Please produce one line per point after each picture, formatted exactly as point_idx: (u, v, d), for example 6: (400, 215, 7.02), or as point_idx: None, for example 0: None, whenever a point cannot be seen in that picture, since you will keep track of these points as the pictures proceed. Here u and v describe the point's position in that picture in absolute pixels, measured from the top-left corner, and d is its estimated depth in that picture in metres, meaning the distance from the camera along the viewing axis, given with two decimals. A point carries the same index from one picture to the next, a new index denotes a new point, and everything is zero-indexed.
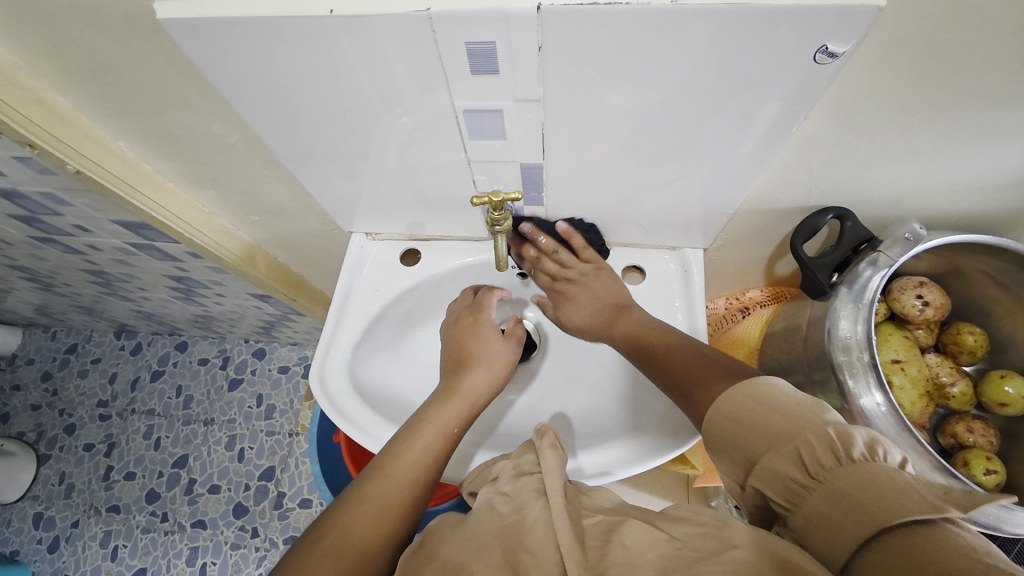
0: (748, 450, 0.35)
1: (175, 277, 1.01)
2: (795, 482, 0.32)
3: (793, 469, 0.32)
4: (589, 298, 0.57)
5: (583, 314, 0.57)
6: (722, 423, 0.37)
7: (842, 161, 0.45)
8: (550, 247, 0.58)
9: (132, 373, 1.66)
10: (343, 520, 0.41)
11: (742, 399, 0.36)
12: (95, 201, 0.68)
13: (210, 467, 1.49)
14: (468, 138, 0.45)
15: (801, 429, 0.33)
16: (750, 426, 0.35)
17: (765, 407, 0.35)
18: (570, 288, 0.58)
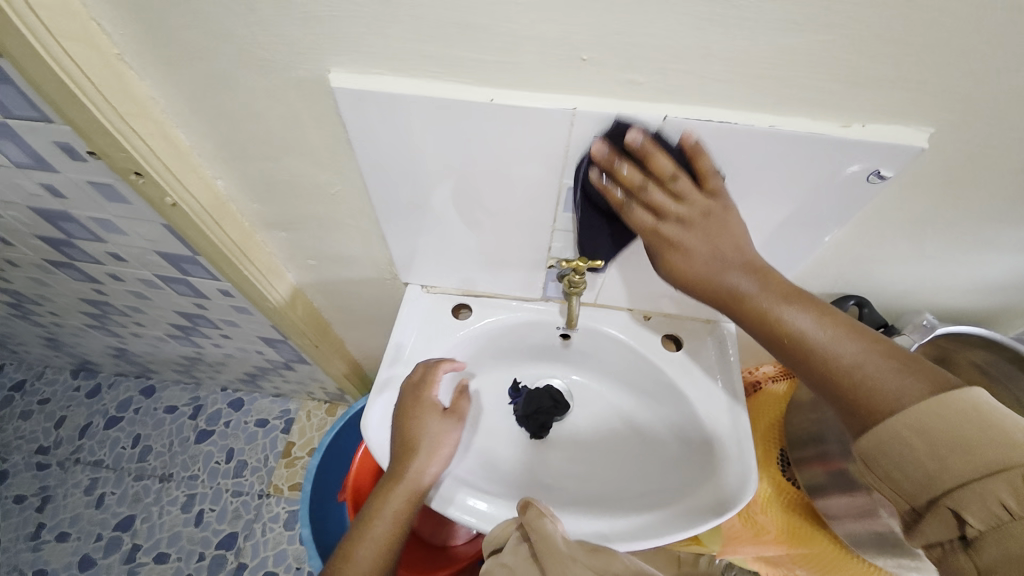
0: (927, 461, 0.33)
1: (187, 314, 0.98)
2: (1000, 513, 0.30)
3: (1001, 503, 0.30)
4: (708, 252, 0.43)
5: (705, 265, 0.44)
6: (894, 428, 0.35)
7: (865, 258, 0.54)
8: (632, 179, 0.42)
9: (84, 417, 1.50)
10: None
11: (938, 407, 0.34)
12: (152, 232, 0.69)
13: (159, 531, 1.32)
14: (563, 210, 0.51)
15: (1013, 465, 0.30)
16: (942, 433, 0.33)
17: (978, 425, 0.32)
18: (694, 240, 0.43)
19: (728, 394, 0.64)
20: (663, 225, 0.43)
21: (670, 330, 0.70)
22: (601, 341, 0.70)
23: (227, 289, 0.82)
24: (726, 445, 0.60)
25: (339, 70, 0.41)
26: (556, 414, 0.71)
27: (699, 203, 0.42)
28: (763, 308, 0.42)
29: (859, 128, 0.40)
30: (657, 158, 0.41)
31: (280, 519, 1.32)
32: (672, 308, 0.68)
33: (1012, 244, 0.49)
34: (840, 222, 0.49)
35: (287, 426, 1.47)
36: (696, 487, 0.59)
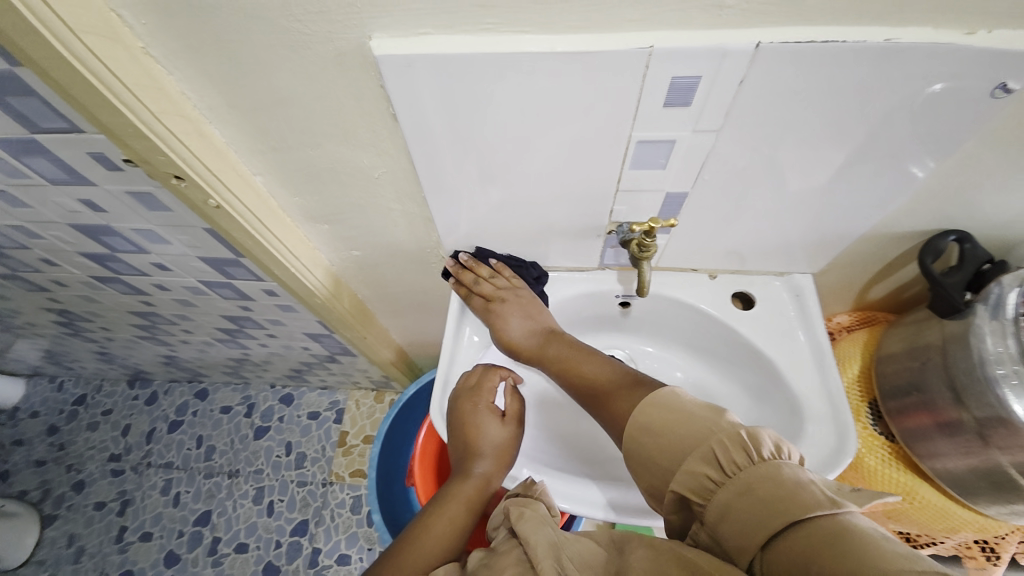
0: (658, 457, 0.39)
1: (232, 317, 0.99)
2: (707, 483, 0.35)
3: (702, 476, 0.35)
4: (523, 320, 0.62)
5: (518, 328, 0.62)
6: (640, 440, 0.41)
7: (970, 185, 0.48)
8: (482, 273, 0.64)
9: (147, 423, 1.56)
10: None
11: (643, 420, 0.42)
12: (195, 238, 0.67)
13: (235, 523, 1.38)
14: (628, 166, 0.47)
15: (706, 441, 0.36)
16: (660, 432, 0.40)
17: (671, 424, 0.39)
18: (512, 317, 0.62)
19: (811, 348, 0.60)
20: (498, 307, 0.62)
21: (737, 287, 0.66)
22: (663, 306, 0.67)
23: (272, 289, 0.81)
24: (813, 402, 0.57)
25: (382, 35, 0.37)
26: None
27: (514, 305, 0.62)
28: (564, 360, 0.57)
29: (986, 34, 0.35)
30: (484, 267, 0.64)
31: (346, 504, 1.36)
32: (741, 263, 0.64)
33: None
34: (942, 151, 0.44)
35: (339, 417, 1.49)
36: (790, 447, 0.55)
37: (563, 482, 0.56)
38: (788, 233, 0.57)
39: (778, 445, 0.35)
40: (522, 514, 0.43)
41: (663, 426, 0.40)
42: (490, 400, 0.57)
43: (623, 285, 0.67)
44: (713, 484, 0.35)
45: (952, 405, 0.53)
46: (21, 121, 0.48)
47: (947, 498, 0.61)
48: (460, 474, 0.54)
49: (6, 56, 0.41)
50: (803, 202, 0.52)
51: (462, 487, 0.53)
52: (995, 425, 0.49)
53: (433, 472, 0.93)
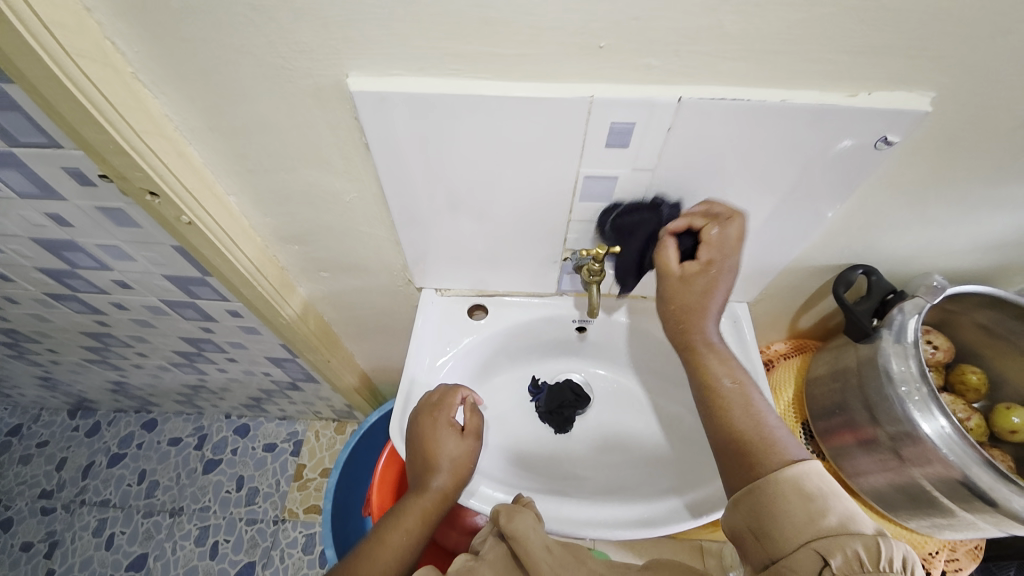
0: (803, 523, 0.41)
1: (192, 339, 0.97)
2: (858, 567, 0.36)
3: (856, 557, 0.37)
4: (684, 299, 0.55)
5: (711, 323, 0.55)
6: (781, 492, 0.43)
7: (870, 226, 0.56)
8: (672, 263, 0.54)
9: (85, 457, 1.46)
10: None
11: (791, 482, 0.43)
12: (162, 255, 0.68)
13: (174, 568, 1.28)
14: (579, 199, 0.52)
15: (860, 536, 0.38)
16: (805, 496, 0.42)
17: (817, 497, 0.41)
18: (712, 300, 0.54)
19: (747, 372, 0.65)
20: (696, 276, 0.54)
21: None
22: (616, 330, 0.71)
23: (236, 309, 0.81)
24: None
25: (359, 74, 0.42)
26: (577, 407, 0.71)
27: (724, 280, 0.54)
28: (704, 367, 0.54)
29: (866, 96, 0.42)
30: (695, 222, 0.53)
31: (299, 543, 1.30)
32: None
33: (1008, 202, 0.51)
34: (843, 195, 0.52)
35: (297, 449, 1.44)
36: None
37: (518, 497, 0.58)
38: None
39: (906, 559, 0.36)
40: (512, 517, 0.47)
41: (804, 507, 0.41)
42: (450, 416, 0.59)
43: (578, 311, 0.71)
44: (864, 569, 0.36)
45: (869, 421, 0.58)
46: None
47: (875, 513, 0.66)
48: (418, 488, 0.55)
49: None
50: None
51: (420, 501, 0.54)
52: (904, 439, 0.54)
53: (392, 501, 0.92)
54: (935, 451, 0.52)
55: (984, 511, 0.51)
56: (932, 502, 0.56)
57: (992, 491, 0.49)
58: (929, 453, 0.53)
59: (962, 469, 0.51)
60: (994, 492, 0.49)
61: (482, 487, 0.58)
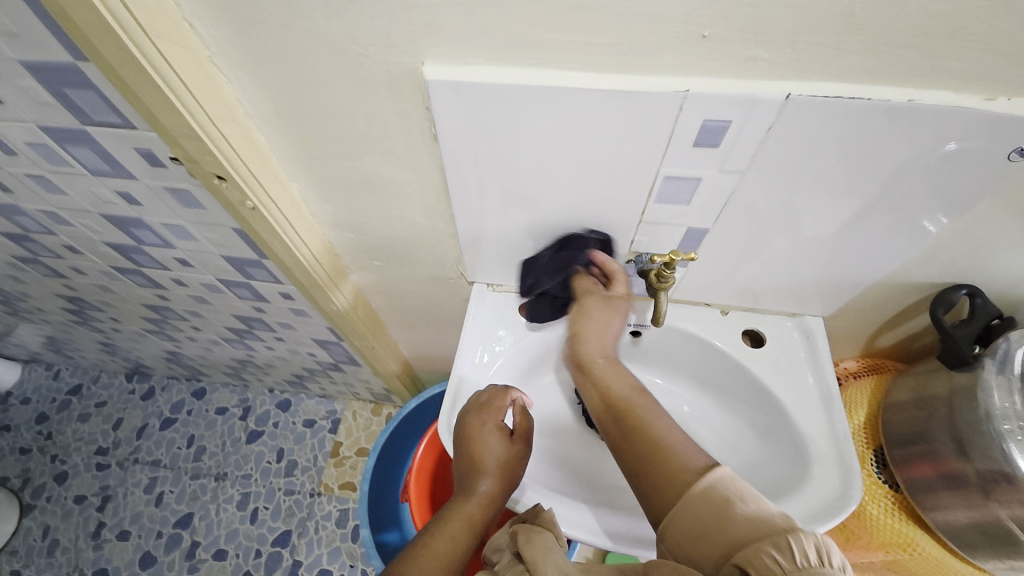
0: (716, 536, 0.39)
1: (243, 317, 1.00)
2: (772, 565, 0.34)
3: (766, 557, 0.35)
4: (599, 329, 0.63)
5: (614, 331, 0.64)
6: (682, 511, 0.42)
7: (981, 244, 0.50)
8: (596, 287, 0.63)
9: (140, 418, 1.55)
10: None
11: (699, 497, 0.42)
12: (222, 236, 0.69)
13: (216, 529, 1.35)
14: (652, 199, 0.49)
15: (767, 536, 0.37)
16: (707, 507, 0.41)
17: (721, 504, 0.41)
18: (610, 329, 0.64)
19: (819, 392, 0.61)
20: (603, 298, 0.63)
21: (747, 324, 0.67)
22: (673, 338, 0.68)
23: (288, 292, 0.82)
24: (818, 445, 0.57)
25: (434, 62, 0.40)
26: None
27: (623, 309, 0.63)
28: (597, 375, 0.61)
29: (1006, 101, 0.37)
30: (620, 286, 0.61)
31: (333, 517, 1.34)
32: (752, 301, 0.65)
33: None
34: (956, 209, 0.46)
35: (334, 427, 1.48)
36: (795, 488, 0.55)
37: (562, 505, 0.56)
38: (798, 276, 0.59)
39: (820, 547, 0.34)
40: (530, 532, 0.46)
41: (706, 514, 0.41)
42: (498, 418, 0.58)
43: (635, 315, 0.68)
44: (777, 566, 0.34)
45: (955, 456, 0.53)
46: (76, 112, 0.50)
47: (946, 551, 0.60)
48: (464, 492, 0.54)
49: (72, 50, 0.43)
50: (819, 246, 0.54)
51: (466, 506, 0.53)
52: (998, 479, 0.49)
53: (428, 490, 0.92)
54: None
55: None
56: (1022, 548, 0.50)
57: None
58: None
59: None
60: None
61: (529, 491, 0.57)
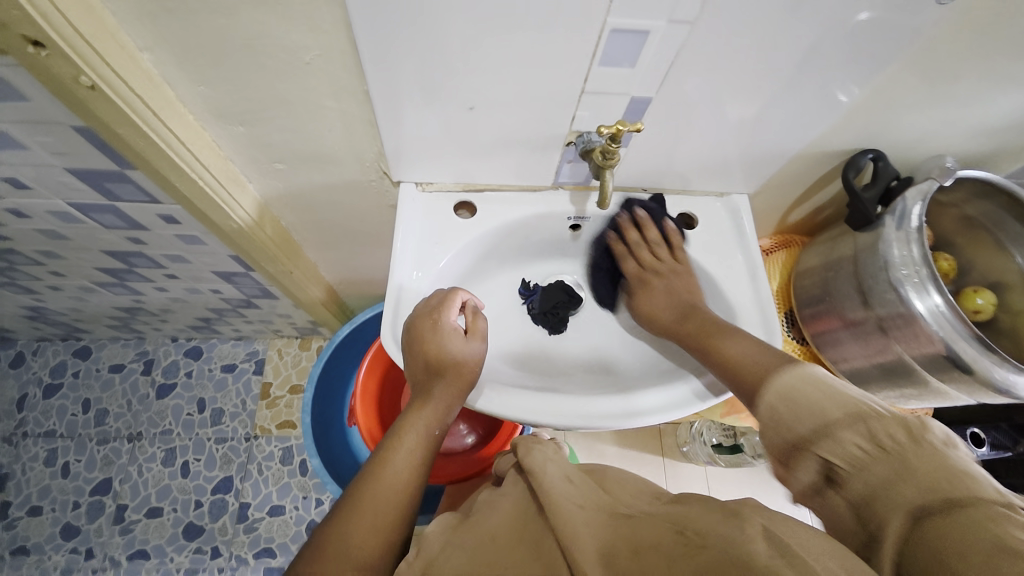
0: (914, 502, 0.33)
1: (118, 253, 0.83)
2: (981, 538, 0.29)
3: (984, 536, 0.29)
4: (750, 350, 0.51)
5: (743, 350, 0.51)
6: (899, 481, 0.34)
7: (895, 104, 0.53)
8: (476, 326, 0.56)
9: (15, 389, 1.32)
10: (339, 537, 0.42)
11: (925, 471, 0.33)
12: (60, 141, 0.53)
13: (144, 488, 1.24)
14: (596, 63, 0.44)
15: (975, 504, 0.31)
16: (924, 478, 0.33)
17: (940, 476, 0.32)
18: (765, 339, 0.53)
19: (746, 265, 0.64)
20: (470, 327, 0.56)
21: (682, 207, 0.68)
22: (613, 227, 0.67)
23: (171, 213, 0.68)
24: (748, 313, 0.62)
25: None
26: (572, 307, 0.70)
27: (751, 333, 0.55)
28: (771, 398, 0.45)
29: None
30: (478, 322, 0.57)
31: (275, 457, 1.29)
32: (686, 183, 0.66)
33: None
34: (879, 65, 0.47)
35: (260, 368, 1.37)
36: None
37: (520, 399, 0.56)
38: (732, 153, 0.60)
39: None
40: (530, 451, 0.49)
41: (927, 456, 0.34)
42: (450, 321, 0.54)
43: (575, 207, 0.66)
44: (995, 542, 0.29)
45: (860, 306, 0.60)
46: None
47: None
48: (420, 398, 0.52)
49: None
50: (754, 119, 0.53)
51: (421, 413, 0.52)
52: (895, 320, 0.55)
53: (377, 411, 0.90)
54: (924, 328, 0.53)
55: (960, 383, 0.55)
56: (905, 375, 0.60)
57: (971, 362, 0.51)
58: (916, 330, 0.54)
59: (950, 344, 0.52)
60: (976, 364, 0.51)
61: (489, 388, 0.56)
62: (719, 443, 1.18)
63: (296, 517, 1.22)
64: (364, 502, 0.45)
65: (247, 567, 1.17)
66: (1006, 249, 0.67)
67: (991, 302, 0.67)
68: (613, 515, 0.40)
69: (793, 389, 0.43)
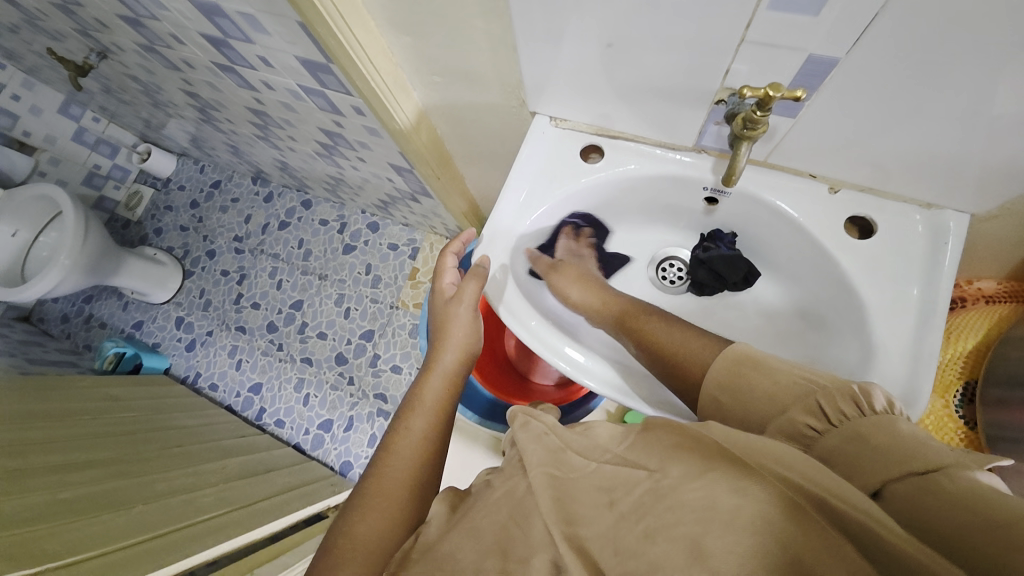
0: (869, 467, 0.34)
1: (328, 132, 1.04)
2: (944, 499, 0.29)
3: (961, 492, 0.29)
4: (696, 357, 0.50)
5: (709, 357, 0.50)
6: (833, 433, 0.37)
7: None
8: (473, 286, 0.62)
9: (264, 217, 1.81)
10: (352, 534, 0.44)
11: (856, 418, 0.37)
12: (290, 32, 0.67)
13: (320, 316, 1.64)
14: (763, 7, 0.36)
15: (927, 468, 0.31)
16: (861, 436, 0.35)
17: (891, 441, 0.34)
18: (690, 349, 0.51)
19: (918, 304, 0.50)
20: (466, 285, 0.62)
21: (859, 209, 0.53)
22: (755, 212, 0.57)
23: (359, 106, 0.81)
24: (892, 359, 0.49)
25: None
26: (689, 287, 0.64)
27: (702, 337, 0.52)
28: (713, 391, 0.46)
29: None
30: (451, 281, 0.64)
31: (406, 328, 1.55)
32: (875, 179, 0.51)
33: None
34: None
35: (414, 254, 1.61)
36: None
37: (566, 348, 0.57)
38: (952, 154, 0.44)
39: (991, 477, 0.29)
40: (525, 425, 0.46)
41: (875, 423, 0.36)
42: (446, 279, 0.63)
43: (714, 178, 0.57)
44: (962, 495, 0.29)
45: None
46: None
47: None
48: (425, 372, 0.56)
49: None
50: (998, 111, 0.38)
51: (428, 389, 0.54)
52: None
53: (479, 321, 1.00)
54: None
55: None
56: None
57: None
58: None
59: None
60: None
61: (538, 325, 0.58)
62: None
63: (409, 380, 1.49)
64: (370, 498, 0.46)
65: (367, 401, 1.49)
66: None
67: None
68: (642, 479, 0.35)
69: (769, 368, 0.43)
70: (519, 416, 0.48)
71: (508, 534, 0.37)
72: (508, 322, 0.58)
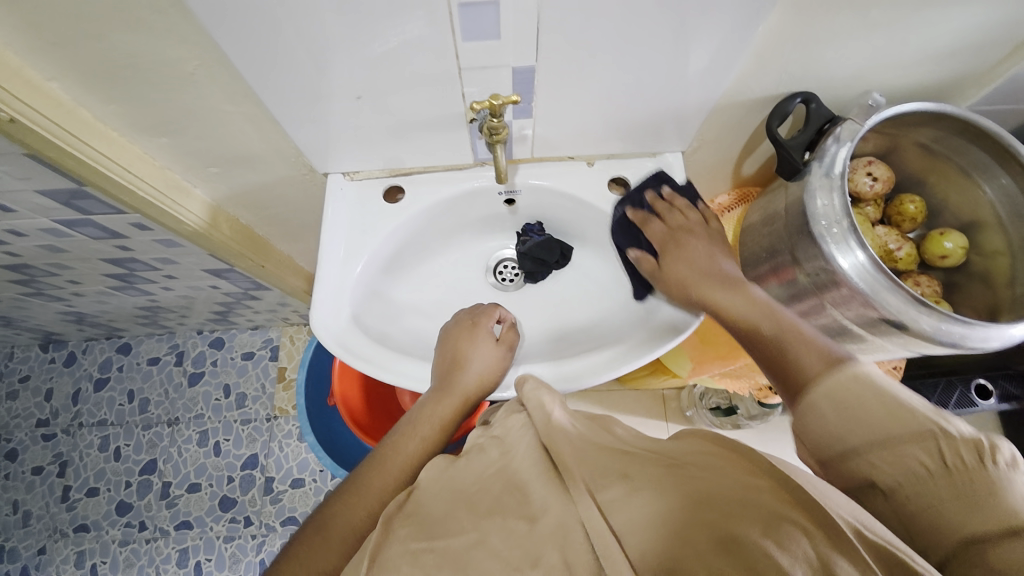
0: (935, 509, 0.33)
1: (115, 260, 0.92)
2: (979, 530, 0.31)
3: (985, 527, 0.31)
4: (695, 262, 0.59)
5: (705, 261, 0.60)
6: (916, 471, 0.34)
7: (808, 41, 0.49)
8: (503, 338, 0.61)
9: (71, 384, 1.49)
10: (341, 517, 0.45)
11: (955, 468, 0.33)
12: (18, 168, 0.59)
13: (184, 467, 1.39)
14: (460, 38, 0.45)
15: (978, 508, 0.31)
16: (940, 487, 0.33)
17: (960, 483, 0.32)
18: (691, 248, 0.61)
19: None
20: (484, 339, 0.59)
21: (613, 172, 0.66)
22: (545, 198, 0.67)
23: (141, 222, 0.75)
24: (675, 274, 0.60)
25: None
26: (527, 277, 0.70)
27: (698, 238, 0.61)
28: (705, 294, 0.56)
29: None
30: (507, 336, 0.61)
31: (294, 434, 1.40)
32: (615, 145, 0.64)
33: None
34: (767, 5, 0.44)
35: (275, 355, 1.48)
36: (653, 312, 0.61)
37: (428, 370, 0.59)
38: (648, 113, 0.57)
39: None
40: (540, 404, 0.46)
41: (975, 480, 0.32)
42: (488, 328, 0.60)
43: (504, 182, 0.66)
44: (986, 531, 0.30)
45: (790, 263, 0.59)
46: None
47: None
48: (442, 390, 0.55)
49: None
50: (653, 76, 0.52)
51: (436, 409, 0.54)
52: (822, 275, 0.55)
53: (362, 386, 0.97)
54: (852, 286, 0.52)
55: (892, 335, 0.54)
56: (848, 334, 0.59)
57: (898, 314, 0.51)
58: (845, 287, 0.53)
59: (877, 297, 0.51)
60: (901, 315, 0.51)
61: (397, 362, 0.59)
62: (716, 405, 1.16)
63: (316, 488, 1.34)
64: (368, 488, 0.47)
65: (275, 533, 1.30)
66: (981, 185, 0.62)
67: (960, 246, 0.63)
68: (658, 467, 0.36)
69: (848, 396, 0.39)
70: (530, 386, 0.49)
71: (508, 499, 0.36)
72: (364, 370, 0.57)
